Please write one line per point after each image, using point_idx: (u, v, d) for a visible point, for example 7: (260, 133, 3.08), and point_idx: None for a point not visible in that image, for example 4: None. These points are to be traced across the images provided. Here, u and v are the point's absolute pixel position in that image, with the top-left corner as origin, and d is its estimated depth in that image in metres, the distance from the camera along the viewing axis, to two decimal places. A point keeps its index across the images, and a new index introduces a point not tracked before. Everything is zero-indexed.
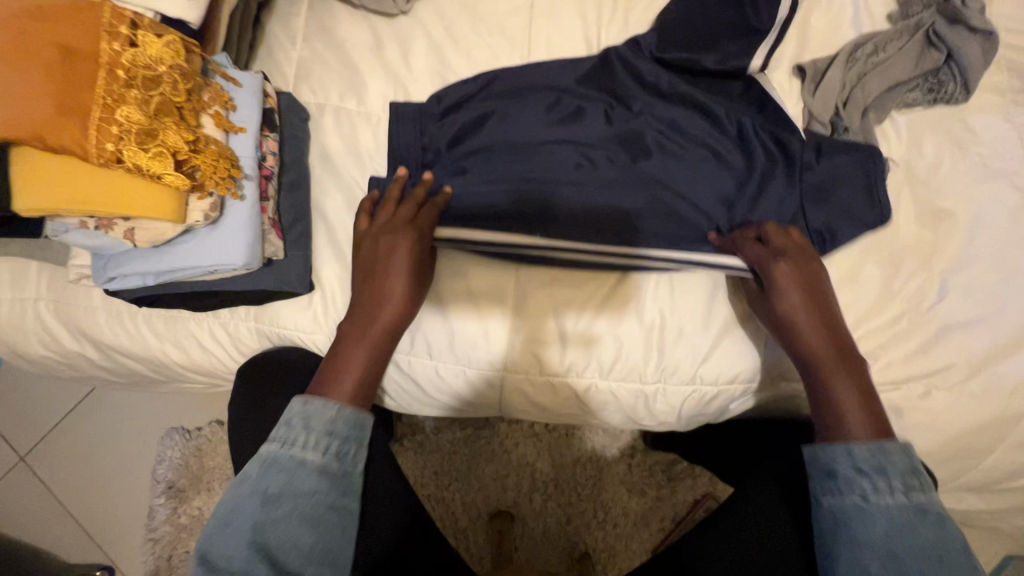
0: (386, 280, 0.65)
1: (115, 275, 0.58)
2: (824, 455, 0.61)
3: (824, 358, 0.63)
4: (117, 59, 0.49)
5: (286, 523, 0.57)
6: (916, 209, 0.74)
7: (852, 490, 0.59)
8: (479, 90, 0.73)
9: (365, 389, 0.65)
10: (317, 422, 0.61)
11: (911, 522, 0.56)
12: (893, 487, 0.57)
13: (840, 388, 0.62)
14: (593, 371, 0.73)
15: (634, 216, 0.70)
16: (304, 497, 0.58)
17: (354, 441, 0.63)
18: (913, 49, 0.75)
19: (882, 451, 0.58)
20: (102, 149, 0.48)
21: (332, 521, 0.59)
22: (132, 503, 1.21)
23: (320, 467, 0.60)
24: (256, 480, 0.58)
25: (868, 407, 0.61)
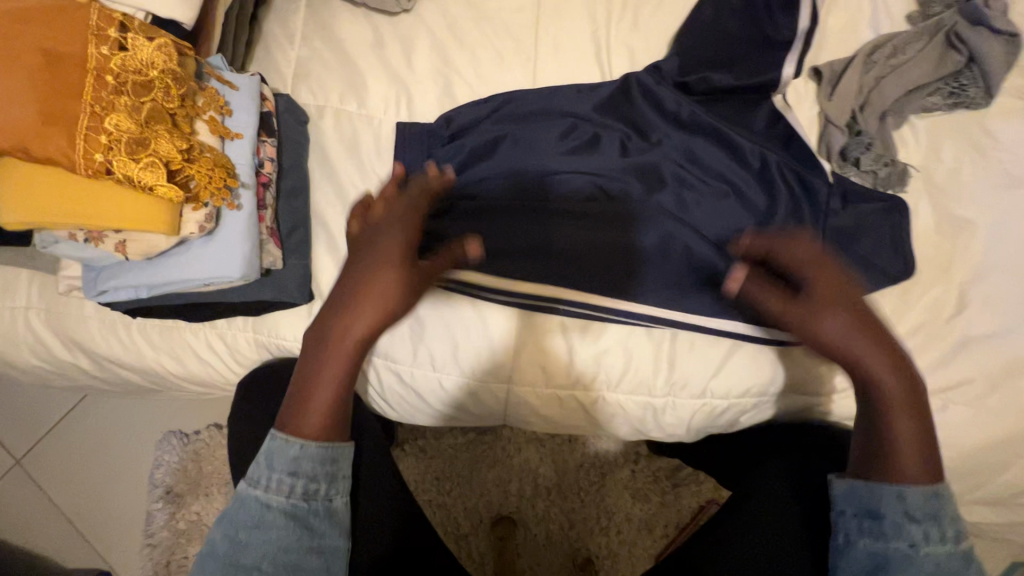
0: (372, 296, 0.59)
1: (107, 288, 0.56)
2: (871, 497, 0.58)
3: (882, 390, 0.59)
4: (106, 65, 0.46)
5: (261, 570, 0.56)
6: (935, 218, 0.71)
7: (900, 535, 0.57)
8: (492, 114, 0.72)
9: (337, 416, 0.61)
10: (281, 459, 0.58)
11: (955, 567, 0.56)
12: (943, 535, 0.56)
13: (896, 428, 0.58)
14: (601, 384, 0.71)
15: (645, 253, 0.69)
16: (275, 543, 0.56)
17: (322, 476, 0.59)
18: (933, 52, 0.72)
19: (935, 496, 0.57)
20: (90, 160, 0.45)
21: (313, 564, 0.57)
22: (129, 509, 1.19)
23: (290, 510, 0.57)
24: (225, 524, 0.57)
25: (922, 445, 0.58)
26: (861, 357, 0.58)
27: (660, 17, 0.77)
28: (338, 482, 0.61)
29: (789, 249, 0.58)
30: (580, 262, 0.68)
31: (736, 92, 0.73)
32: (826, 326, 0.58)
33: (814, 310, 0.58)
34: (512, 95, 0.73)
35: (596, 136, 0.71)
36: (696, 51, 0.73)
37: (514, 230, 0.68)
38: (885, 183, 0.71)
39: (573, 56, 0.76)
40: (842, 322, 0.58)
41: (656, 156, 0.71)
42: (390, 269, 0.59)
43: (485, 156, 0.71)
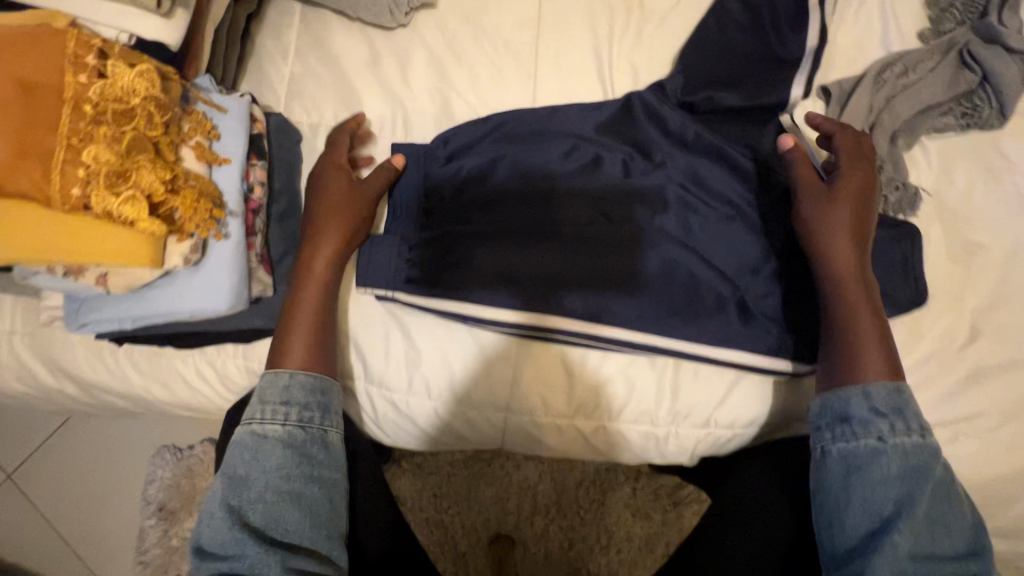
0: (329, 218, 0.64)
1: (89, 319, 0.54)
2: (839, 401, 0.60)
3: (853, 285, 0.62)
4: (83, 95, 0.44)
5: (264, 503, 0.56)
6: (948, 242, 0.69)
7: (869, 432, 0.58)
8: (490, 135, 0.70)
9: (316, 343, 0.62)
10: (272, 393, 0.60)
11: (924, 460, 0.57)
12: (909, 428, 0.58)
13: (857, 330, 0.61)
14: (602, 414, 0.69)
15: (649, 282, 0.66)
16: (275, 473, 0.57)
17: (315, 405, 0.61)
18: (946, 71, 0.71)
19: (899, 393, 0.59)
20: (67, 195, 0.43)
21: (314, 494, 0.58)
22: (121, 525, 1.15)
23: (286, 439, 0.58)
24: (225, 464, 0.58)
25: (886, 350, 0.61)
26: (852, 255, 0.62)
27: (664, 33, 0.75)
28: (332, 414, 0.62)
29: (855, 146, 0.65)
30: (580, 291, 0.66)
31: (741, 113, 0.70)
32: (840, 218, 0.62)
33: (832, 196, 0.63)
34: (513, 115, 0.71)
35: (598, 157, 0.69)
36: (701, 66, 0.70)
37: (510, 251, 0.66)
38: (896, 208, 0.68)
39: (574, 73, 0.74)
40: (855, 214, 0.63)
41: (659, 178, 0.68)
42: (342, 193, 0.65)
43: (485, 180, 0.68)
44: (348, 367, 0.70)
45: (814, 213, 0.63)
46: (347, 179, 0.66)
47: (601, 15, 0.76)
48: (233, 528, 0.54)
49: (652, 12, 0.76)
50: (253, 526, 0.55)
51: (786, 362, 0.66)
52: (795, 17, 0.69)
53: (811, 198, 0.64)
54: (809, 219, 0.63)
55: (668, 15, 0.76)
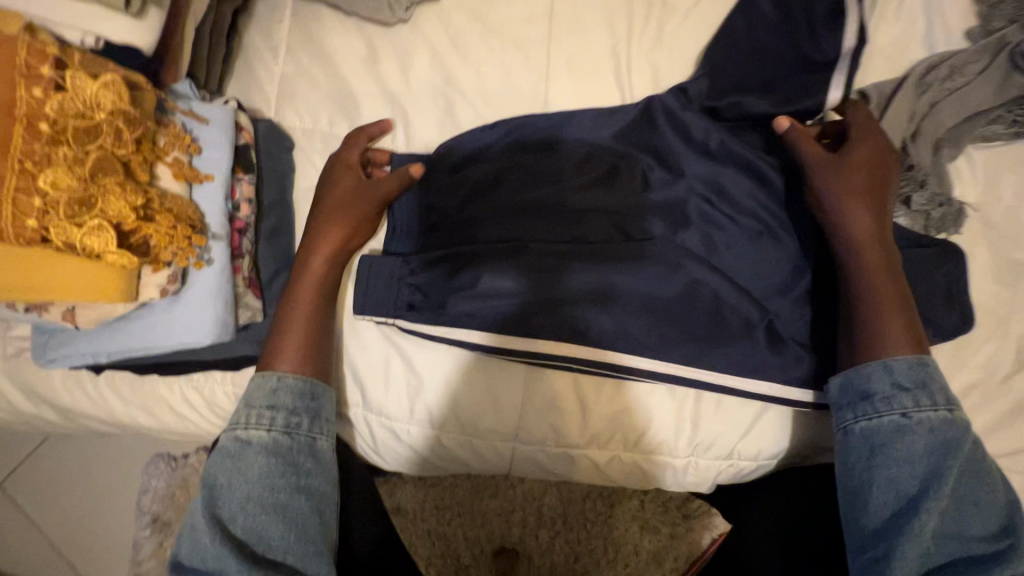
0: (335, 213, 0.60)
1: (60, 354, 0.50)
2: (860, 377, 0.55)
3: (871, 254, 0.56)
4: (39, 111, 0.39)
5: (247, 514, 0.49)
6: (993, 263, 0.64)
7: (892, 408, 0.54)
8: (496, 143, 0.65)
9: (311, 345, 0.57)
10: (258, 396, 0.54)
11: (953, 435, 0.52)
12: (935, 402, 0.53)
13: (870, 308, 0.56)
14: (617, 443, 0.65)
15: (670, 305, 0.61)
16: (258, 482, 0.50)
17: (306, 411, 0.55)
18: (995, 75, 0.63)
19: (922, 365, 0.54)
20: (22, 227, 0.38)
21: (301, 506, 0.51)
22: (115, 538, 1.03)
23: (271, 445, 0.52)
24: (206, 474, 0.52)
25: (911, 327, 0.55)
26: (864, 226, 0.57)
27: (688, 30, 0.69)
28: (323, 421, 0.55)
29: (863, 121, 0.60)
30: (593, 317, 0.60)
31: (771, 121, 0.65)
32: (849, 192, 0.57)
33: (840, 171, 0.58)
34: (522, 121, 0.65)
35: (616, 167, 0.64)
36: (728, 67, 0.64)
37: (517, 268, 0.60)
38: (939, 225, 0.63)
39: (590, 74, 0.68)
40: (866, 184, 0.58)
41: (681, 192, 0.63)
42: (348, 191, 0.61)
43: (491, 192, 0.64)
44: (344, 394, 0.66)
45: (820, 187, 0.59)
46: (358, 176, 0.62)
47: (620, 10, 0.70)
48: (210, 542, 0.48)
49: (674, 7, 0.70)
50: (232, 538, 0.48)
51: (810, 394, 0.61)
52: (832, 14, 0.62)
53: (820, 171, 0.59)
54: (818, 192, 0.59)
55: (691, 11, 0.70)
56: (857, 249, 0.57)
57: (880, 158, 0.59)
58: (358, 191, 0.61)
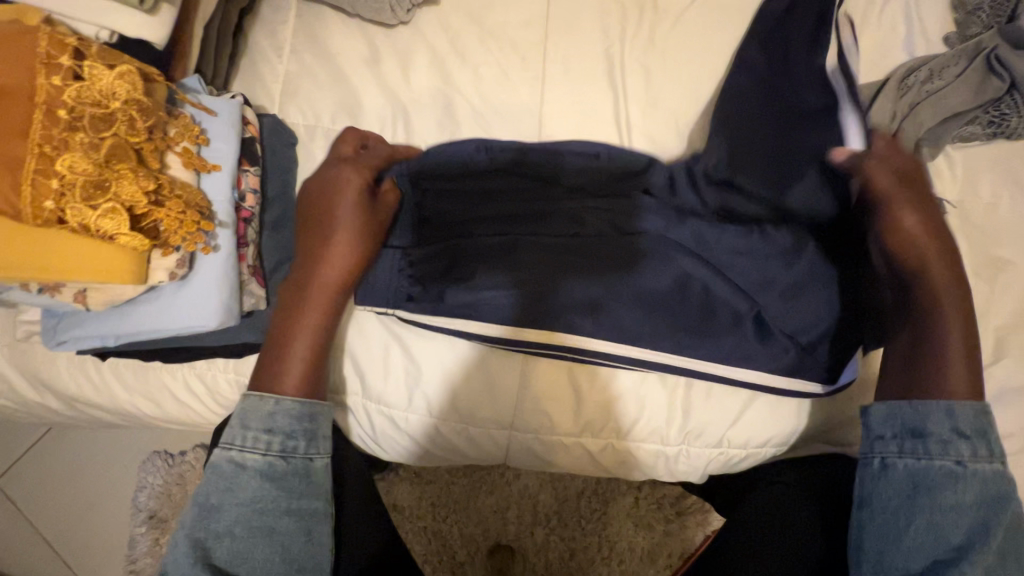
0: (331, 228, 0.60)
1: (68, 337, 0.51)
2: (916, 416, 0.55)
3: (946, 289, 0.57)
4: (57, 97, 0.41)
5: (233, 536, 0.51)
6: (973, 257, 0.67)
7: (947, 453, 0.54)
8: (490, 166, 0.63)
9: (311, 367, 0.58)
10: (255, 417, 0.54)
11: (1000, 489, 0.53)
12: (990, 453, 0.53)
13: (953, 334, 0.56)
14: (612, 431, 0.67)
15: (661, 296, 0.63)
16: (250, 506, 0.52)
17: (302, 435, 0.55)
18: (974, 77, 0.67)
19: (984, 414, 0.54)
20: (39, 208, 0.40)
21: (287, 530, 0.52)
22: (110, 536, 1.03)
23: (266, 471, 0.53)
24: (197, 489, 0.52)
25: (971, 363, 0.55)
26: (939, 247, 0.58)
27: (678, 34, 0.72)
28: (320, 441, 0.56)
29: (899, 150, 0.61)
30: (585, 309, 0.62)
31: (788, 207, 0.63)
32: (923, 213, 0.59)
33: (911, 196, 0.59)
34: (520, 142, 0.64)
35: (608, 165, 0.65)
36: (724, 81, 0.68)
37: (523, 268, 0.63)
38: None
39: (584, 76, 0.71)
40: (934, 220, 0.59)
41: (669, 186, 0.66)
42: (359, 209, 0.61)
43: (491, 208, 0.64)
44: (345, 382, 0.67)
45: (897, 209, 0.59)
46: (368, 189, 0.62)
47: (613, 15, 0.73)
48: (192, 562, 0.49)
49: (665, 13, 0.73)
50: (215, 562, 0.50)
51: (798, 382, 0.63)
52: (813, 43, 0.67)
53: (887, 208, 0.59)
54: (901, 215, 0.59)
55: (681, 16, 0.73)
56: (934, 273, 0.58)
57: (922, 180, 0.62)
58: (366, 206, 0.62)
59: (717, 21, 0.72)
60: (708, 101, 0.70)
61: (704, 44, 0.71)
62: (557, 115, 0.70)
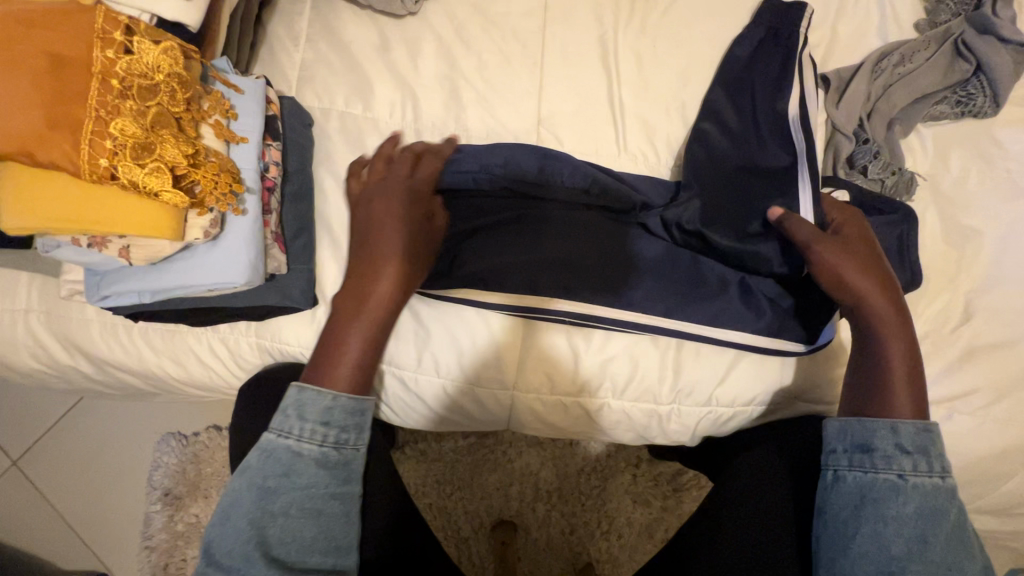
0: (385, 245, 0.62)
1: (110, 292, 0.57)
2: (863, 431, 0.59)
3: (887, 323, 0.61)
4: (110, 68, 0.47)
5: (286, 516, 0.56)
6: (943, 227, 0.72)
7: (890, 466, 0.58)
8: (493, 190, 0.68)
9: (363, 375, 0.62)
10: (313, 411, 0.59)
11: (939, 502, 0.57)
12: (931, 468, 0.58)
13: (897, 360, 0.61)
14: (607, 391, 0.71)
15: (649, 264, 0.69)
16: (304, 491, 0.57)
17: (353, 429, 0.60)
18: (940, 61, 0.73)
19: (927, 431, 0.58)
20: (94, 165, 0.46)
21: (333, 510, 0.58)
22: (127, 514, 1.08)
23: (321, 459, 0.58)
24: (253, 471, 0.57)
25: (915, 389, 0.60)
26: (881, 286, 0.61)
27: (669, 23, 0.77)
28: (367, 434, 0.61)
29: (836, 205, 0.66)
30: (583, 277, 0.67)
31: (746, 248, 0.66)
32: (851, 262, 0.61)
33: (838, 242, 0.62)
34: (513, 167, 0.67)
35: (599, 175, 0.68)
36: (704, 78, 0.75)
37: (522, 250, 0.67)
38: (892, 191, 0.71)
39: (580, 63, 0.76)
40: (870, 260, 0.62)
41: (654, 191, 0.71)
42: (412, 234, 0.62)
43: (487, 228, 0.68)
44: None
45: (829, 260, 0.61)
46: (422, 214, 0.64)
47: (607, 6, 0.77)
48: (249, 539, 0.55)
49: (655, 4, 0.78)
50: (266, 540, 0.56)
51: (780, 342, 0.67)
52: (783, 40, 0.72)
53: (829, 251, 0.61)
54: (826, 264, 0.61)
55: (671, 6, 0.78)
56: (874, 310, 0.61)
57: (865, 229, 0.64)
58: (419, 233, 0.63)
59: (704, 10, 0.77)
60: (696, 84, 0.75)
61: (693, 32, 0.76)
62: (555, 99, 0.75)
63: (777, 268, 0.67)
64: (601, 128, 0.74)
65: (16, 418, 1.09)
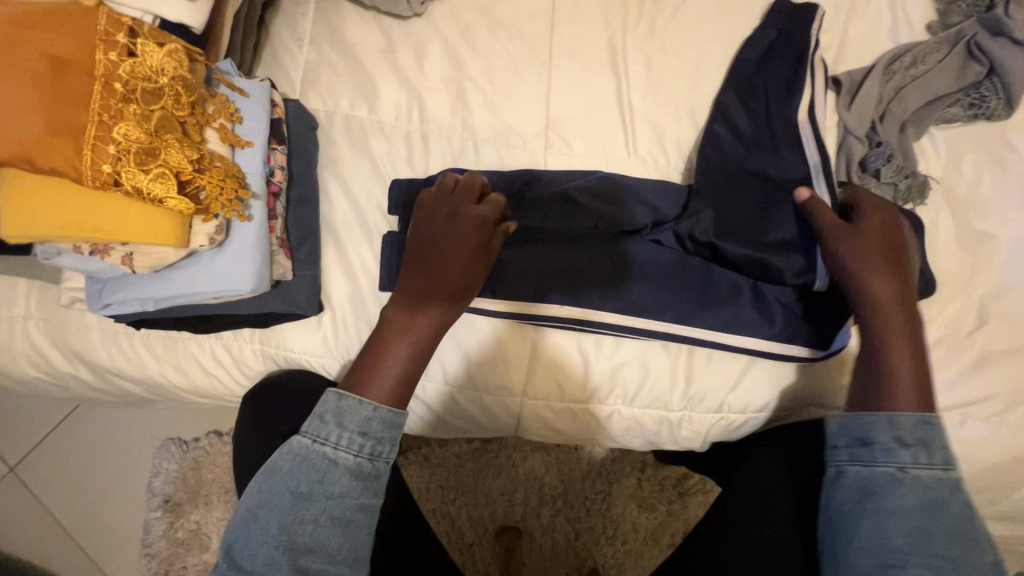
0: (444, 266, 0.62)
1: (112, 301, 0.56)
2: (860, 425, 0.58)
3: (893, 313, 0.59)
4: (113, 72, 0.46)
5: (316, 526, 0.52)
6: (956, 231, 0.71)
7: (889, 459, 0.56)
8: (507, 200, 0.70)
9: (402, 388, 0.59)
10: (351, 418, 0.55)
11: (944, 494, 0.54)
12: (932, 460, 0.55)
13: (900, 351, 0.59)
14: (617, 398, 0.70)
15: (659, 269, 0.68)
16: (337, 500, 0.52)
17: (391, 442, 0.56)
18: (953, 62, 0.72)
19: (926, 423, 0.57)
20: (97, 171, 0.45)
21: (362, 524, 0.53)
22: (126, 522, 1.06)
23: (355, 470, 0.53)
24: (286, 475, 0.53)
25: (921, 387, 0.58)
26: (893, 274, 0.60)
27: (678, 24, 0.76)
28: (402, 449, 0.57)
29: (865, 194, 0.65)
30: (593, 283, 0.66)
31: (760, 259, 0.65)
32: (860, 248, 0.60)
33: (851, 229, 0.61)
34: (528, 179, 0.70)
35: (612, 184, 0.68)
36: (714, 80, 0.74)
37: (534, 257, 0.67)
38: (906, 195, 0.69)
39: (589, 65, 0.75)
40: (884, 248, 0.61)
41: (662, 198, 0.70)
42: (474, 254, 0.62)
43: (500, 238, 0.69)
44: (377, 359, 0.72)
45: (836, 246, 0.61)
46: (485, 241, 0.63)
47: (615, 7, 0.76)
48: (278, 545, 0.51)
49: (664, 5, 0.77)
50: (294, 547, 0.51)
51: (795, 348, 0.66)
52: (795, 43, 0.71)
53: (837, 236, 0.61)
54: (833, 249, 0.62)
55: (680, 7, 0.76)
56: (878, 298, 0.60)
57: (890, 217, 0.62)
58: (481, 259, 0.63)
59: (714, 11, 0.76)
60: (706, 87, 0.74)
61: (703, 34, 0.75)
62: (564, 102, 0.74)
63: (789, 277, 0.65)
64: (610, 131, 0.73)
65: (14, 423, 1.07)
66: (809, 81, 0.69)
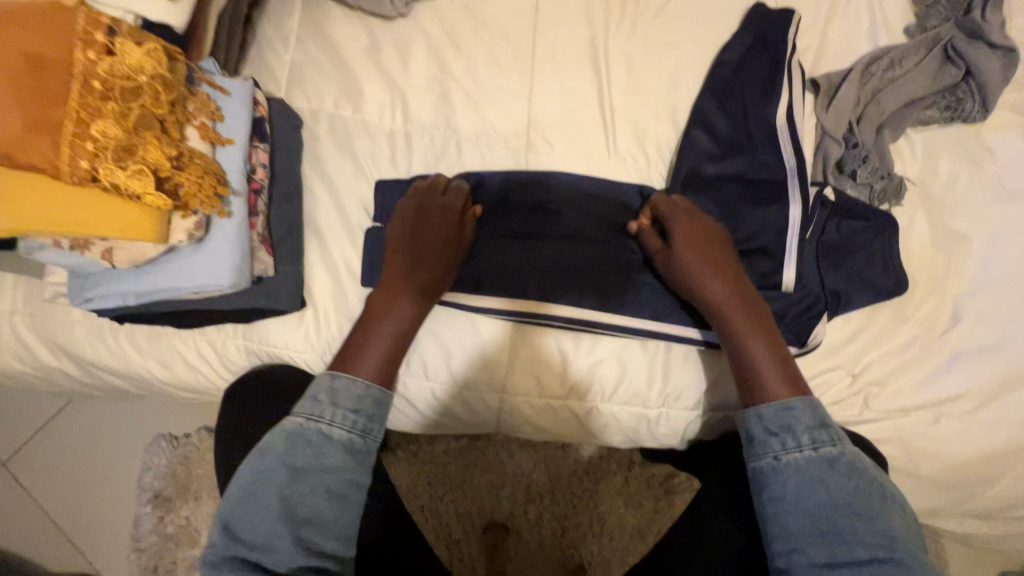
0: (420, 254, 0.66)
1: (94, 295, 0.57)
2: (738, 426, 0.60)
3: (729, 313, 0.63)
4: (92, 70, 0.47)
5: (314, 498, 0.53)
6: (932, 231, 0.72)
7: (766, 452, 0.57)
8: (490, 200, 0.71)
9: (386, 369, 0.61)
10: (344, 397, 0.57)
11: (821, 472, 0.55)
12: (800, 443, 0.56)
13: (751, 340, 0.62)
14: (596, 395, 0.71)
15: (634, 268, 0.70)
16: (333, 473, 0.53)
17: (381, 421, 0.59)
18: (930, 66, 0.73)
19: (789, 409, 0.58)
20: (76, 167, 0.47)
21: (355, 501, 0.54)
22: (117, 517, 1.07)
23: (349, 445, 0.55)
24: (282, 451, 0.54)
25: (783, 368, 0.61)
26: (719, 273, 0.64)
27: (660, 25, 0.76)
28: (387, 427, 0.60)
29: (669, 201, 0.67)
30: (570, 281, 0.68)
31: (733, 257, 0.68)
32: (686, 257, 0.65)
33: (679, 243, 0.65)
34: (512, 179, 0.71)
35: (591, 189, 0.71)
36: (694, 81, 0.75)
37: (517, 255, 0.69)
38: (881, 196, 0.71)
39: (571, 65, 0.76)
40: (709, 253, 0.65)
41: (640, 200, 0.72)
42: (446, 241, 0.66)
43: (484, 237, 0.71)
44: None
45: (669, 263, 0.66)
46: (455, 228, 0.67)
47: (597, 8, 0.77)
48: (278, 517, 0.51)
49: (648, 6, 0.77)
50: (294, 517, 0.52)
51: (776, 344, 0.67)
52: (774, 46, 0.72)
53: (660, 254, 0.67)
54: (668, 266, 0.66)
55: (662, 8, 0.77)
56: (711, 294, 0.64)
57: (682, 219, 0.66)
58: (453, 246, 0.67)
59: (696, 12, 0.77)
60: (687, 87, 0.75)
61: (685, 35, 0.76)
62: (546, 102, 0.74)
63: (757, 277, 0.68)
64: (591, 131, 0.74)
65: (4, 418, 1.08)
66: (785, 85, 0.70)
